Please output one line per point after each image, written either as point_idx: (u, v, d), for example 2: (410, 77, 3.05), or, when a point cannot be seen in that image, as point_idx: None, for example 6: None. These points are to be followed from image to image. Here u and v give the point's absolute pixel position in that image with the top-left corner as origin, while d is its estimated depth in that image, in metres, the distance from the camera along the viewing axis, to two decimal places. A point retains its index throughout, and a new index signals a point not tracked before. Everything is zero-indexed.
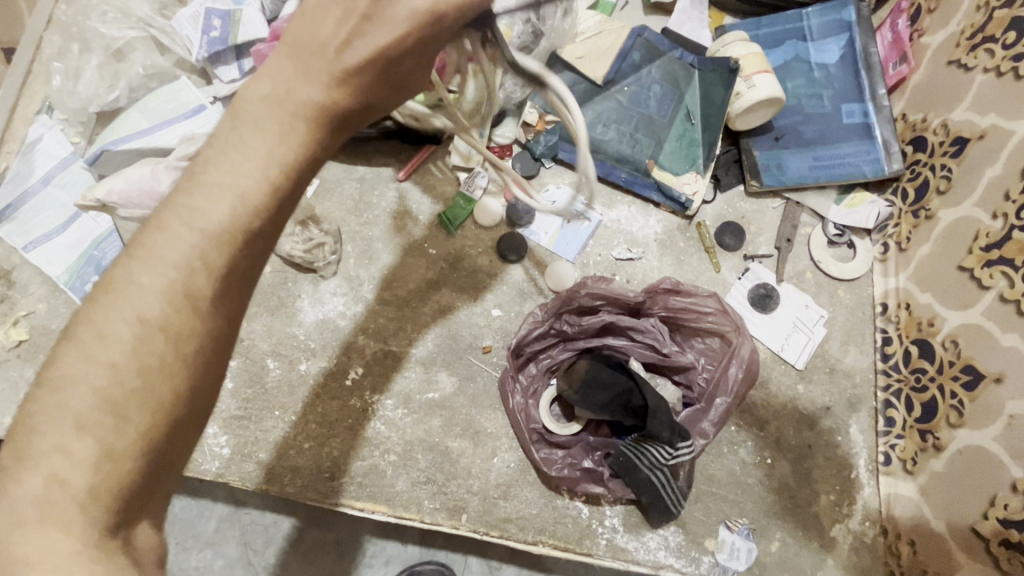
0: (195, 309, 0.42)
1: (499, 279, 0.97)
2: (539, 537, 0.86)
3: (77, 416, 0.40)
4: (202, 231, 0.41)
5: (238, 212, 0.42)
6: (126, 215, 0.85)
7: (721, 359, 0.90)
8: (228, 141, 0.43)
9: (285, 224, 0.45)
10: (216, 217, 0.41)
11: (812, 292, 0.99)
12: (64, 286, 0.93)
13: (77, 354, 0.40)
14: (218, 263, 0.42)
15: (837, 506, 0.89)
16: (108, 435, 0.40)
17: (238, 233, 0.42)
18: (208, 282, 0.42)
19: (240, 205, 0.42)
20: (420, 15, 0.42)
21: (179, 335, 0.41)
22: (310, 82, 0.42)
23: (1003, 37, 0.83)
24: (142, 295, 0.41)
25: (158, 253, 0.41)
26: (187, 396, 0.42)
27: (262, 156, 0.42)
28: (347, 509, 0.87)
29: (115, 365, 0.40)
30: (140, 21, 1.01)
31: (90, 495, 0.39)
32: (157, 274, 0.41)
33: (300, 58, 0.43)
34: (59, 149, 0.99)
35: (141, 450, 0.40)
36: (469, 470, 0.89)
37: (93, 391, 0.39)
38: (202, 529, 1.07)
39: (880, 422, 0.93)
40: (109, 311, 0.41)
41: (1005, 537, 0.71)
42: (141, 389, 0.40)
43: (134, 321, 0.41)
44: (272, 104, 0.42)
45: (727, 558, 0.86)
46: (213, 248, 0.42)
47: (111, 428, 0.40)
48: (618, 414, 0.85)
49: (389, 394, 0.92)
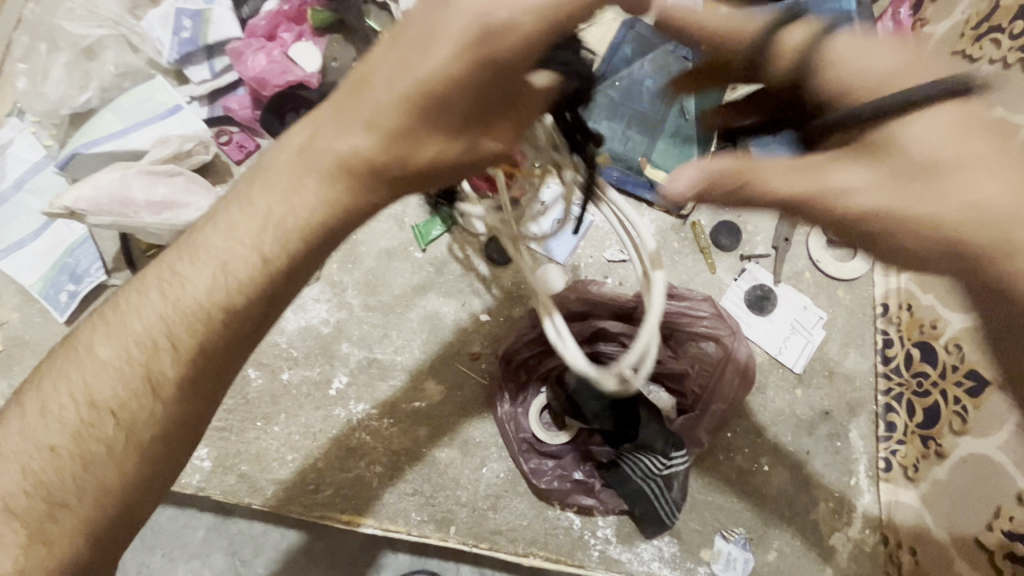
0: (154, 394, 0.46)
1: (488, 283, 0.94)
2: (530, 549, 0.84)
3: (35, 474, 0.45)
4: (173, 311, 0.46)
5: (211, 293, 0.46)
6: (96, 223, 0.81)
7: (716, 365, 0.86)
8: (254, 196, 0.46)
9: (279, 294, 0.48)
10: (187, 299, 0.46)
11: (811, 293, 0.96)
12: (37, 296, 0.90)
13: (39, 426, 0.46)
14: (181, 354, 0.47)
15: (836, 514, 0.87)
16: (61, 495, 0.45)
17: (203, 322, 0.46)
18: (171, 368, 0.47)
19: (216, 285, 0.46)
20: (462, 48, 0.40)
21: (136, 417, 0.46)
22: (348, 135, 0.44)
23: (1010, 27, 0.79)
24: (104, 380, 0.46)
25: (126, 331, 0.47)
26: (139, 464, 0.47)
27: (261, 226, 0.46)
28: (332, 522, 0.85)
29: (70, 433, 0.45)
30: (109, 20, 0.98)
31: (28, 567, 0.44)
32: (118, 350, 0.46)
33: (343, 111, 0.44)
34: (30, 153, 0.96)
35: (79, 526, 0.45)
36: (458, 481, 0.86)
37: (39, 466, 0.45)
38: (189, 539, 1.04)
39: (881, 427, 0.90)
40: (71, 381, 0.46)
41: (1010, 550, 0.69)
42: (85, 473, 0.45)
43: (87, 394, 0.46)
44: (307, 157, 0.45)
45: (722, 569, 0.84)
46: (179, 335, 0.46)
47: (65, 490, 0.45)
48: (611, 425, 0.80)
49: (375, 403, 0.89)
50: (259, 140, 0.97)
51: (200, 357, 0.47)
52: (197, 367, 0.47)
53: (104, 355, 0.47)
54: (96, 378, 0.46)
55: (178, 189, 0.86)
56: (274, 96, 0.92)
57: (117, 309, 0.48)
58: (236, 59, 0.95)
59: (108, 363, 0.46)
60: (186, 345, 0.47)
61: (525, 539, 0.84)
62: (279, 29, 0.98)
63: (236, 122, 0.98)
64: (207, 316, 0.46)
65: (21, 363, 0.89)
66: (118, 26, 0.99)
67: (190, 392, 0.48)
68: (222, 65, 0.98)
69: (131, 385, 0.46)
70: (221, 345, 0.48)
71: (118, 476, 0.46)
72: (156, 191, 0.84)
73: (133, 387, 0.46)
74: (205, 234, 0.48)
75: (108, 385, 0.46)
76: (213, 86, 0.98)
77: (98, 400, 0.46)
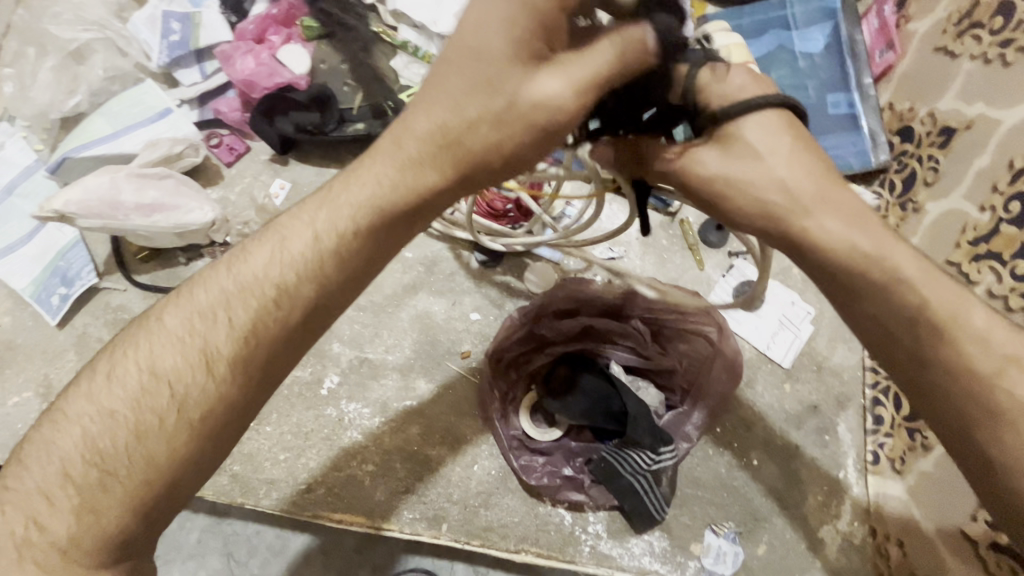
0: (208, 369, 0.50)
1: (478, 281, 0.95)
2: (521, 546, 0.84)
3: (91, 440, 0.48)
4: (235, 288, 0.51)
5: (274, 271, 0.51)
6: (86, 226, 0.82)
7: (703, 361, 0.88)
8: (332, 190, 0.52)
9: (336, 279, 0.52)
10: (249, 277, 0.51)
11: (799, 289, 0.97)
12: (28, 299, 0.91)
13: (104, 391, 0.50)
14: (238, 331, 0.51)
15: (825, 507, 0.88)
16: (114, 463, 0.48)
17: (263, 300, 0.51)
18: (226, 344, 0.51)
19: (276, 262, 0.52)
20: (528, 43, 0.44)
21: (189, 390, 0.50)
22: (424, 125, 0.49)
23: (990, 23, 0.80)
24: (165, 353, 0.50)
25: (193, 308, 0.52)
26: (190, 442, 0.50)
27: (327, 211, 0.52)
28: (325, 521, 0.85)
29: (130, 402, 0.49)
30: (95, 24, 0.99)
31: (81, 534, 0.47)
32: (185, 324, 0.52)
33: (423, 106, 0.49)
34: (21, 157, 0.96)
35: (126, 496, 0.48)
36: (449, 479, 0.87)
37: (98, 432, 0.49)
38: (183, 541, 1.05)
39: (868, 421, 0.91)
40: (140, 353, 0.51)
41: (994, 540, 0.69)
42: (138, 443, 0.49)
43: (153, 365, 0.50)
44: (389, 152, 0.50)
45: (712, 563, 0.84)
46: (237, 312, 0.51)
47: (119, 457, 0.48)
48: (599, 420, 0.83)
49: (367, 402, 0.90)
50: (250, 143, 0.98)
51: (257, 334, 0.51)
52: (249, 346, 0.51)
53: (172, 328, 0.51)
54: (162, 349, 0.51)
55: (168, 192, 0.86)
56: (264, 98, 0.93)
57: (187, 289, 0.53)
58: (225, 62, 0.95)
59: (175, 336, 0.51)
60: (243, 324, 0.51)
61: (516, 537, 0.84)
62: (269, 33, 0.98)
63: (227, 124, 0.98)
64: (266, 296, 0.51)
65: (13, 366, 0.89)
66: (106, 31, 1.00)
67: (242, 371, 0.51)
68: (212, 66, 0.99)
69: (190, 358, 0.50)
70: (276, 328, 0.52)
71: (168, 450, 0.49)
72: (146, 193, 0.85)
73: (189, 362, 0.50)
74: (282, 220, 0.54)
75: (168, 356, 0.50)
76: (204, 89, 0.98)
77: (160, 372, 0.50)
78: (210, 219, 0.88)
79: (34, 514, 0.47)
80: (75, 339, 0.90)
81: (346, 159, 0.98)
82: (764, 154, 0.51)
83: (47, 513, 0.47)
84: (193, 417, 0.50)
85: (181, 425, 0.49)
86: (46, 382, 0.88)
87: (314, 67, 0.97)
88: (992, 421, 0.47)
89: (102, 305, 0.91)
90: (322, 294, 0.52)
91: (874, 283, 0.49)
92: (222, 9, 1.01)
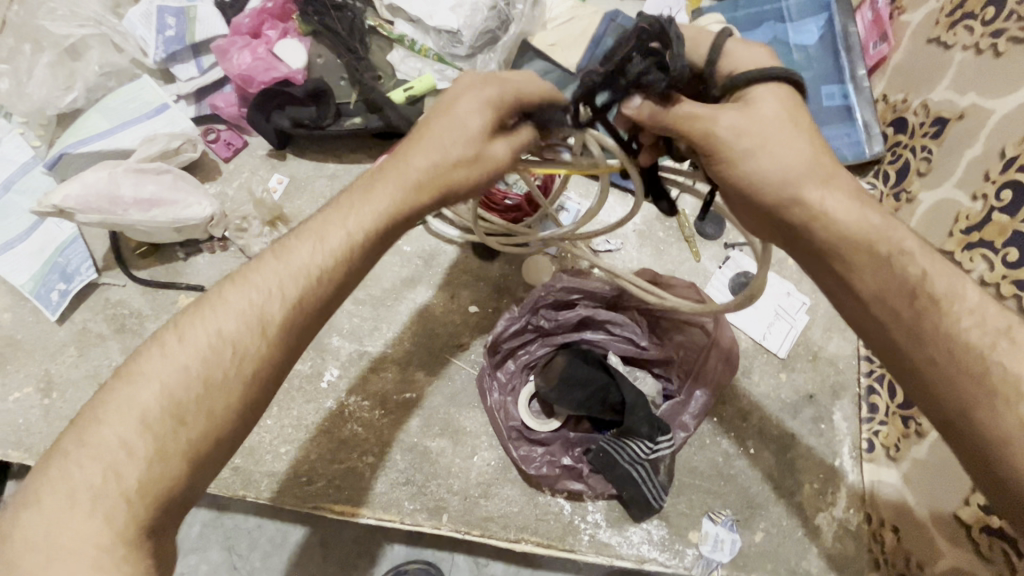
0: (264, 335, 0.52)
1: (475, 275, 0.96)
2: (521, 535, 0.85)
3: (147, 408, 0.48)
4: (289, 267, 0.54)
5: (321, 254, 0.55)
6: (83, 222, 0.82)
7: (700, 352, 0.89)
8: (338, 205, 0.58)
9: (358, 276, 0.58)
10: (300, 258, 0.55)
11: (794, 279, 0.98)
12: (28, 294, 0.91)
13: (165, 358, 0.50)
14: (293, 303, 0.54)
15: (821, 494, 0.89)
16: (170, 430, 0.48)
17: (310, 278, 0.54)
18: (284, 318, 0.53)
19: (320, 247, 0.55)
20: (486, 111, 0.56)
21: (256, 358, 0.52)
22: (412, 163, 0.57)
23: (982, 13, 0.81)
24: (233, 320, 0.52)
25: (249, 280, 0.54)
26: (243, 410, 0.51)
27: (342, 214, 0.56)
28: (325, 513, 0.86)
29: (190, 369, 0.50)
30: (90, 19, 0.99)
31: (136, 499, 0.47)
32: (241, 297, 0.53)
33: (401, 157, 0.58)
34: (19, 154, 0.96)
35: (184, 463, 0.49)
36: (449, 470, 0.88)
37: (154, 402, 0.49)
38: (186, 534, 1.05)
39: (864, 409, 0.92)
40: (198, 323, 0.52)
41: (986, 523, 0.71)
42: (200, 407, 0.50)
43: (214, 333, 0.51)
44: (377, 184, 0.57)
45: (710, 550, 0.85)
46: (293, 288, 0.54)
47: (176, 425, 0.49)
48: (597, 410, 0.84)
49: (367, 394, 0.91)
50: (248, 137, 0.99)
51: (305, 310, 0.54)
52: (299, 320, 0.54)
53: (232, 300, 0.53)
54: (223, 318, 0.52)
55: (166, 186, 0.86)
56: (259, 93, 0.93)
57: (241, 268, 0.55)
58: (221, 57, 0.95)
59: (233, 307, 0.53)
60: (295, 297, 0.54)
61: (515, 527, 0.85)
62: (264, 28, 0.98)
63: (224, 119, 0.99)
64: (314, 272, 0.55)
65: (13, 362, 0.89)
66: (101, 25, 0.99)
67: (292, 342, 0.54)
68: (209, 61, 0.99)
69: (252, 329, 0.52)
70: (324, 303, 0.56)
71: (234, 409, 0.51)
72: (145, 188, 0.85)
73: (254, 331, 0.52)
74: (313, 218, 0.57)
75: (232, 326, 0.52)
76: (201, 84, 0.98)
77: (225, 341, 0.51)
78: (209, 214, 0.88)
79: (88, 485, 0.46)
80: (75, 334, 0.90)
81: (343, 154, 0.98)
82: (782, 127, 0.51)
83: (102, 482, 0.46)
84: (254, 380, 0.52)
85: (242, 389, 0.51)
86: (47, 377, 0.88)
87: (311, 61, 0.97)
88: (985, 394, 0.46)
89: (102, 301, 0.92)
90: (352, 284, 0.57)
91: (880, 256, 0.52)
92: (218, 4, 1.01)
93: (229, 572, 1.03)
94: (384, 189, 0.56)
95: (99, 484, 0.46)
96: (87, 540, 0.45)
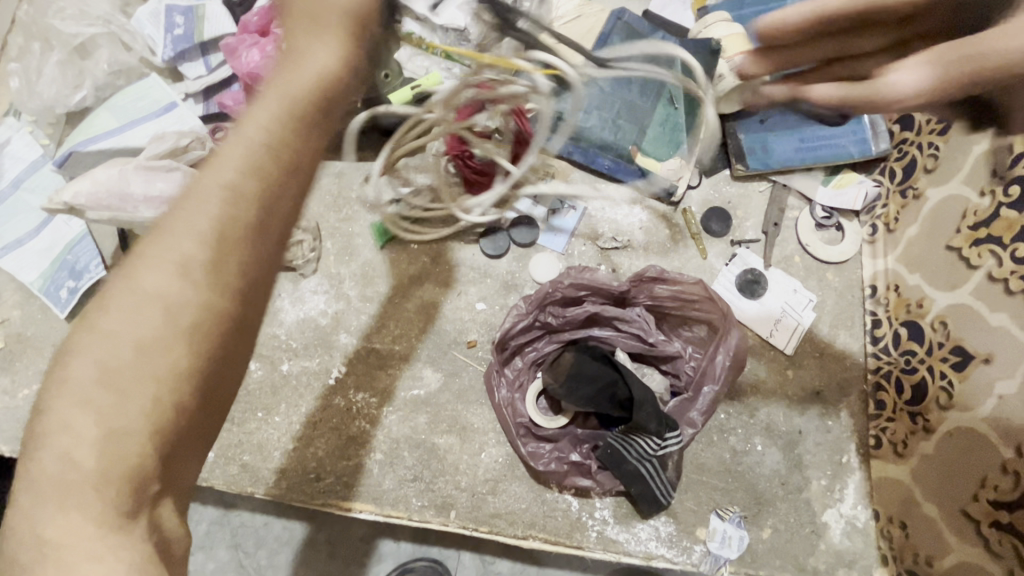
0: (193, 281, 0.44)
1: (482, 272, 0.96)
2: (529, 532, 0.85)
3: (85, 386, 0.44)
4: (201, 200, 0.44)
5: (234, 181, 0.44)
6: (94, 218, 0.83)
7: (708, 348, 0.89)
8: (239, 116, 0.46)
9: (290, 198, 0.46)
10: (211, 186, 0.44)
11: (801, 277, 0.98)
12: (37, 292, 0.91)
13: (98, 326, 0.44)
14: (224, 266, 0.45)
15: (829, 491, 0.89)
16: (114, 405, 0.44)
17: (226, 206, 0.44)
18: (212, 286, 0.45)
19: (229, 172, 0.44)
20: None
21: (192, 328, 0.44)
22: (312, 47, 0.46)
23: None
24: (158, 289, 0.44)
25: (170, 224, 0.45)
26: (190, 370, 0.45)
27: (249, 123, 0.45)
28: (334, 510, 0.86)
29: (119, 336, 0.44)
30: (100, 19, 0.99)
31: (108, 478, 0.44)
32: (162, 244, 0.44)
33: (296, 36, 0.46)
34: (28, 152, 0.97)
35: (144, 439, 0.45)
36: (457, 467, 0.88)
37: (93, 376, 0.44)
38: (194, 531, 1.05)
39: (871, 406, 0.92)
40: (121, 282, 0.45)
41: (995, 518, 0.71)
42: (140, 374, 0.44)
43: (137, 290, 0.44)
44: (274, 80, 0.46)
45: (718, 547, 0.85)
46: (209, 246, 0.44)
47: (116, 400, 0.44)
48: (605, 407, 0.83)
49: (374, 391, 0.91)
50: None
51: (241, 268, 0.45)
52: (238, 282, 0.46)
53: (148, 273, 0.44)
54: (140, 296, 0.44)
55: (175, 184, 0.86)
56: None
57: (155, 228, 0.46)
58: (230, 56, 0.95)
59: (148, 281, 0.44)
60: (211, 251, 0.44)
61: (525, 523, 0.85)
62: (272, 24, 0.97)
63: (231, 117, 0.99)
64: (223, 222, 0.44)
65: (23, 359, 0.90)
66: (110, 24, 1.00)
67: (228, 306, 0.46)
68: (216, 60, 0.99)
69: (170, 301, 0.44)
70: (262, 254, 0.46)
71: (178, 390, 0.45)
72: (154, 186, 0.85)
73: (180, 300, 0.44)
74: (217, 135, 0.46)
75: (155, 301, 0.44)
76: (208, 83, 0.99)
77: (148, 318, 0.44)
78: None
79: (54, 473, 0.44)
80: None
81: None
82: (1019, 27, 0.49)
83: (63, 470, 0.44)
84: (192, 358, 0.45)
85: (182, 365, 0.45)
86: None
87: None
88: None
89: None
90: (281, 205, 0.46)
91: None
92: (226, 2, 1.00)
93: (236, 570, 1.03)
94: (263, 107, 0.45)
95: (61, 472, 0.44)
96: (68, 528, 0.43)
